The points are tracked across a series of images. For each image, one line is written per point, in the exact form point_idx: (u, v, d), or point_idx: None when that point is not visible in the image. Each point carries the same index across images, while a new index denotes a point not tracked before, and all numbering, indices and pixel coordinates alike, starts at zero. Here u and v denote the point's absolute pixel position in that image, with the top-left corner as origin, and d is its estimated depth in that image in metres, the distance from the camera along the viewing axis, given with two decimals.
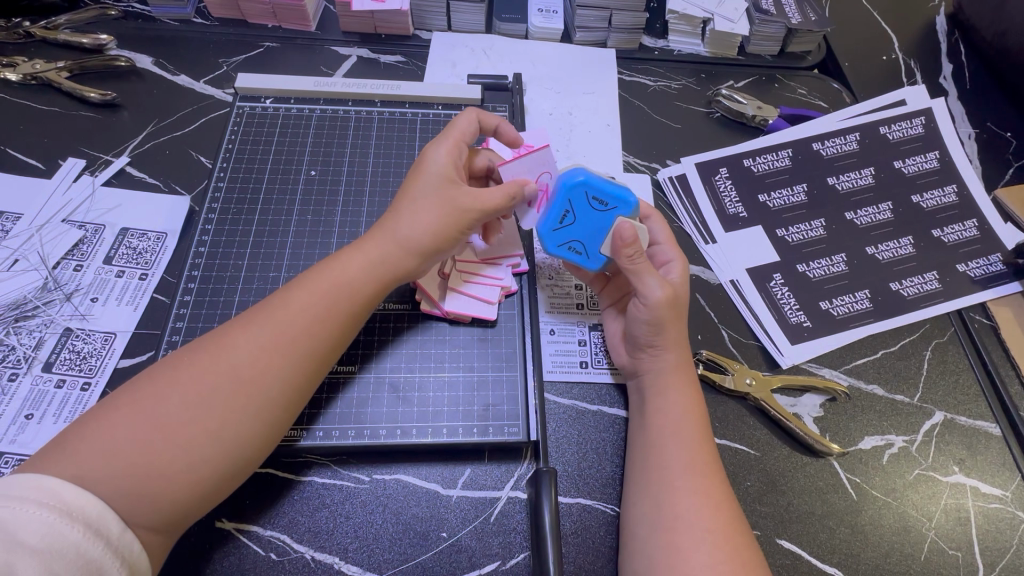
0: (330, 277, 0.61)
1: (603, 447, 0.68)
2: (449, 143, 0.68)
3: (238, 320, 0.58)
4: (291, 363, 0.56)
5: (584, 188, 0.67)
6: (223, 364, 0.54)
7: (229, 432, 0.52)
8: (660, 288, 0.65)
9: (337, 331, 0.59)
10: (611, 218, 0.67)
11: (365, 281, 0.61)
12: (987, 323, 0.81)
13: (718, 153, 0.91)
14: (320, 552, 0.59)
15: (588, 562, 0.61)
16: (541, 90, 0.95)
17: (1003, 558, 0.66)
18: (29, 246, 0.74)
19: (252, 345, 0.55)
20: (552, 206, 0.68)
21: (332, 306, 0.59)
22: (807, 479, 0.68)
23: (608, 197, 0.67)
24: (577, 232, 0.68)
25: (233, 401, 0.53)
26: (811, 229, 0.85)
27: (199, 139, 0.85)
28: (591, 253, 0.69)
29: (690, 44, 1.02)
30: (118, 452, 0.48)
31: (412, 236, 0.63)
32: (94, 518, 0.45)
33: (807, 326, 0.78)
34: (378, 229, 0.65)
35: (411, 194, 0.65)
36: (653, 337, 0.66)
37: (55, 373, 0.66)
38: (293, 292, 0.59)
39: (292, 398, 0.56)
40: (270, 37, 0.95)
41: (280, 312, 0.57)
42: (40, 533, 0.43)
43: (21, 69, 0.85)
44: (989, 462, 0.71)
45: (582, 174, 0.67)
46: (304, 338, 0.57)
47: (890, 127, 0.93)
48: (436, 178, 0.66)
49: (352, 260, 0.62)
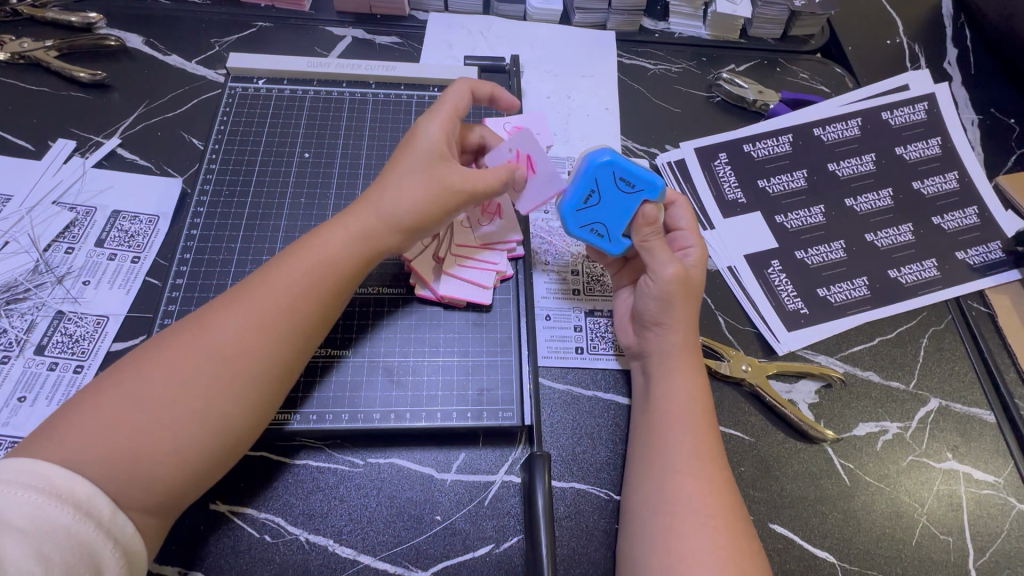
0: (313, 256, 0.60)
1: (598, 432, 0.68)
2: (435, 119, 0.66)
3: (219, 301, 0.57)
4: (273, 341, 0.55)
5: (612, 168, 0.65)
6: (205, 346, 0.53)
7: (215, 411, 0.52)
8: (672, 264, 0.65)
9: (322, 308, 0.59)
10: (637, 200, 0.66)
11: (349, 258, 0.61)
12: (985, 311, 0.81)
13: (719, 138, 0.90)
14: (315, 534, 0.60)
15: (581, 544, 0.62)
16: (539, 73, 0.94)
17: (994, 543, 0.66)
18: (19, 228, 0.73)
19: (233, 325, 0.55)
20: (576, 183, 0.67)
21: (317, 286, 0.59)
22: (801, 465, 0.68)
23: (636, 178, 0.65)
24: (601, 215, 0.67)
25: (218, 380, 0.52)
26: (810, 215, 0.84)
27: (191, 121, 0.84)
28: (613, 236, 0.68)
29: (691, 26, 1.01)
30: (106, 434, 0.48)
31: (397, 212, 0.62)
32: (84, 501, 0.45)
33: (804, 313, 0.78)
34: (362, 203, 0.64)
35: (398, 169, 0.64)
36: (660, 314, 0.65)
37: (47, 356, 0.66)
38: (276, 270, 0.59)
39: (279, 375, 0.56)
40: (263, 17, 0.93)
41: (261, 291, 0.57)
42: (27, 514, 0.42)
43: (8, 48, 0.84)
44: (983, 448, 0.72)
45: (608, 154, 0.65)
46: (287, 316, 0.56)
47: (893, 112, 0.92)
48: (424, 154, 0.64)
49: (336, 238, 0.61)
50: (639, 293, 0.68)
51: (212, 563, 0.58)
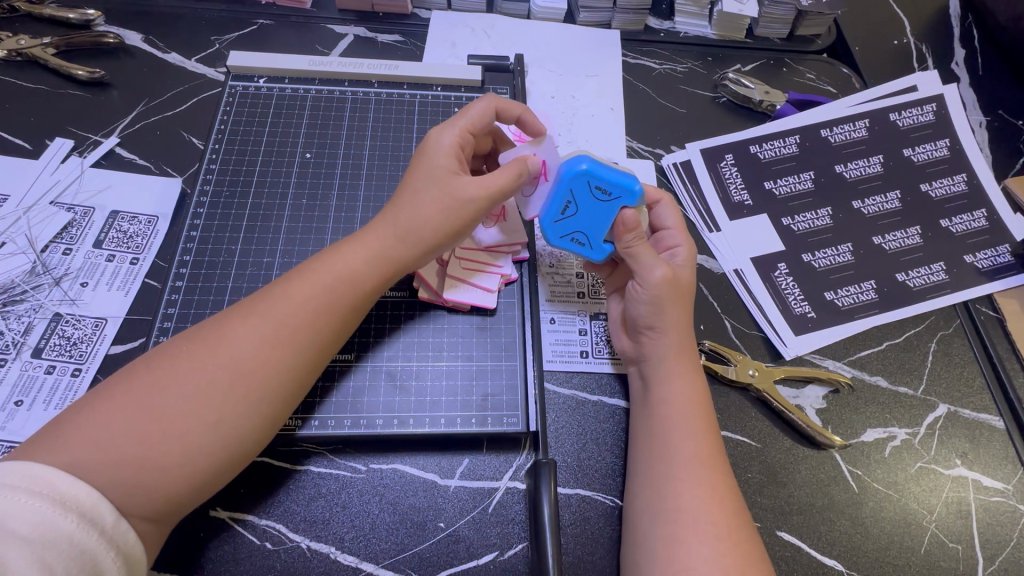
0: (332, 266, 0.59)
1: (603, 438, 0.67)
2: (452, 128, 0.65)
3: (238, 309, 0.56)
4: (289, 355, 0.54)
5: (587, 177, 0.63)
6: (221, 355, 0.52)
7: (226, 423, 0.51)
8: (659, 267, 0.64)
9: (338, 321, 0.58)
10: (615, 208, 0.65)
11: (366, 274, 0.60)
12: (993, 315, 0.80)
13: (725, 139, 0.89)
14: (316, 542, 0.59)
15: (587, 553, 0.61)
16: (543, 72, 0.93)
17: (1003, 551, 0.65)
18: (16, 228, 0.72)
19: (252, 336, 0.54)
20: (551, 197, 0.66)
21: (335, 297, 0.58)
22: (809, 471, 0.67)
23: (611, 186, 0.64)
24: (580, 223, 0.66)
25: (232, 391, 0.51)
26: (817, 218, 0.83)
27: (191, 120, 0.82)
28: (594, 243, 0.67)
29: (696, 26, 1.00)
30: (113, 440, 0.47)
31: (414, 229, 0.61)
32: (88, 508, 0.44)
33: (812, 317, 0.77)
34: (382, 218, 0.63)
35: (414, 184, 0.63)
36: (653, 318, 0.65)
37: (44, 359, 0.65)
38: (295, 279, 0.58)
39: (293, 389, 0.55)
40: (264, 14, 0.92)
41: (279, 301, 0.56)
42: (30, 522, 0.41)
43: (4, 45, 0.83)
44: (992, 455, 0.71)
45: (585, 162, 0.63)
46: (305, 329, 0.55)
47: (901, 113, 0.91)
48: (438, 169, 0.63)
49: (354, 249, 0.60)
50: (629, 299, 0.67)
51: (211, 571, 0.57)
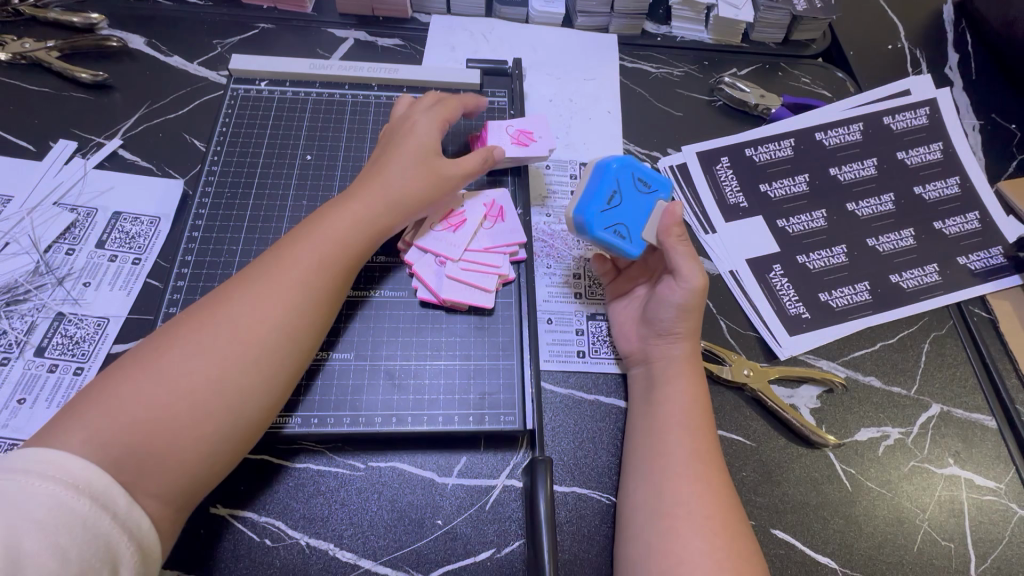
0: (323, 236, 0.62)
1: (599, 436, 0.68)
2: (430, 114, 0.73)
3: (232, 283, 0.59)
4: (285, 315, 0.57)
5: (630, 169, 0.70)
6: (220, 321, 0.55)
7: (232, 382, 0.52)
8: (701, 275, 0.66)
9: (330, 285, 0.61)
10: (653, 200, 0.70)
11: (354, 239, 0.64)
12: (986, 317, 0.81)
13: (721, 142, 0.89)
14: (316, 538, 0.59)
15: (582, 550, 0.61)
16: (541, 76, 0.94)
17: (995, 550, 0.66)
18: (20, 228, 0.73)
19: (248, 302, 0.56)
20: (597, 187, 0.68)
21: (327, 265, 0.61)
22: (803, 470, 0.68)
23: (650, 180, 0.71)
24: (622, 215, 0.68)
25: (237, 355, 0.53)
26: (811, 220, 0.84)
27: (193, 122, 0.83)
28: (634, 237, 0.68)
29: (693, 31, 1.01)
30: (127, 413, 0.48)
31: (400, 196, 0.67)
32: (100, 492, 0.44)
33: (806, 317, 0.78)
34: (366, 187, 0.67)
35: (397, 157, 0.69)
36: (681, 322, 0.67)
37: (47, 358, 0.66)
38: (290, 253, 0.60)
39: (292, 349, 0.57)
40: (265, 18, 0.93)
41: (274, 270, 0.59)
42: (46, 506, 0.41)
43: (9, 48, 0.84)
44: (984, 454, 0.72)
45: (627, 158, 0.70)
46: (299, 292, 0.58)
47: (894, 117, 0.92)
48: (421, 147, 0.70)
49: (343, 219, 0.64)
50: (657, 300, 0.68)
51: (212, 567, 0.57)
